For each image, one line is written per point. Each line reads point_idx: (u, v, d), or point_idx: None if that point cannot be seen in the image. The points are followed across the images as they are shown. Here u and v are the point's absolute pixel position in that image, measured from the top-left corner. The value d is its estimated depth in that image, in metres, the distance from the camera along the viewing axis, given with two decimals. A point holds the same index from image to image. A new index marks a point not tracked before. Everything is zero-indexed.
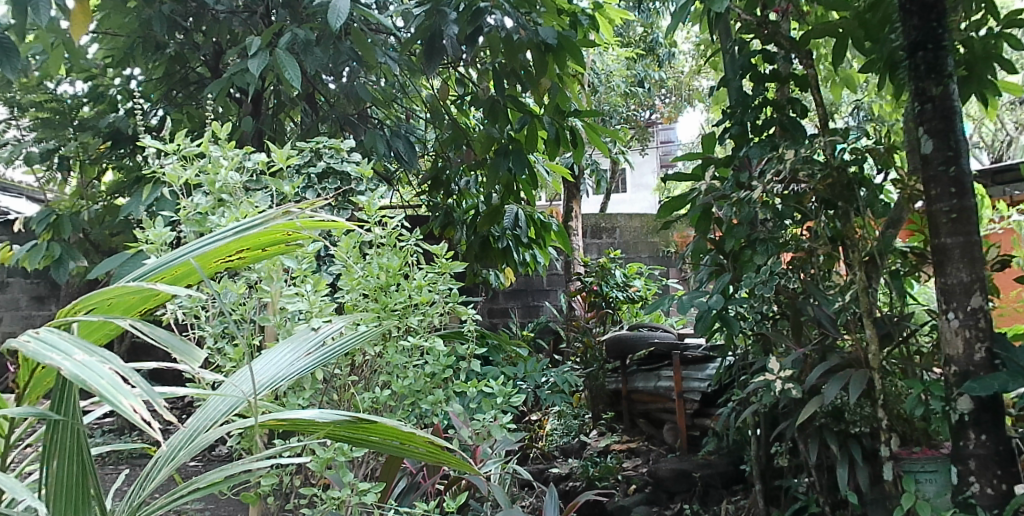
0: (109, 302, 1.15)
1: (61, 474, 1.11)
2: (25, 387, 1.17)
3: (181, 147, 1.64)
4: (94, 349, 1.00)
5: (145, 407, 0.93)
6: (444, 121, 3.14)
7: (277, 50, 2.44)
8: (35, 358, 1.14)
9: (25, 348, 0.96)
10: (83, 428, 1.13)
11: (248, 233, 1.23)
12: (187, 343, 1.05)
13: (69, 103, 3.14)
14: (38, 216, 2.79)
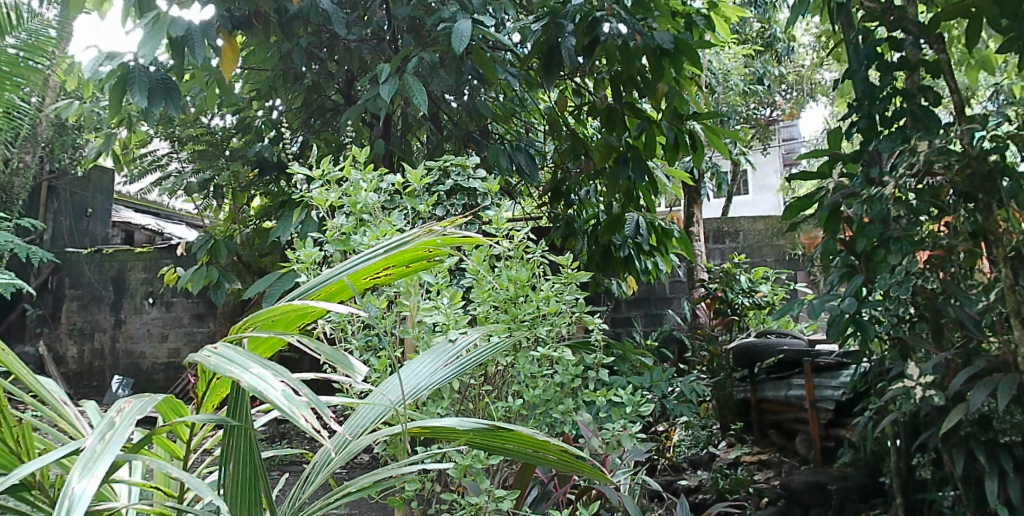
0: (272, 319, 1.24)
1: (236, 476, 1.21)
2: (204, 394, 1.29)
3: (325, 173, 1.73)
4: (267, 361, 1.09)
5: (315, 416, 1.00)
6: (562, 132, 3.19)
7: (405, 76, 2.56)
8: (213, 369, 1.25)
9: (207, 362, 1.06)
10: (256, 433, 1.22)
11: (396, 251, 1.29)
12: (349, 356, 1.12)
13: (221, 135, 3.42)
14: (197, 241, 3.09)
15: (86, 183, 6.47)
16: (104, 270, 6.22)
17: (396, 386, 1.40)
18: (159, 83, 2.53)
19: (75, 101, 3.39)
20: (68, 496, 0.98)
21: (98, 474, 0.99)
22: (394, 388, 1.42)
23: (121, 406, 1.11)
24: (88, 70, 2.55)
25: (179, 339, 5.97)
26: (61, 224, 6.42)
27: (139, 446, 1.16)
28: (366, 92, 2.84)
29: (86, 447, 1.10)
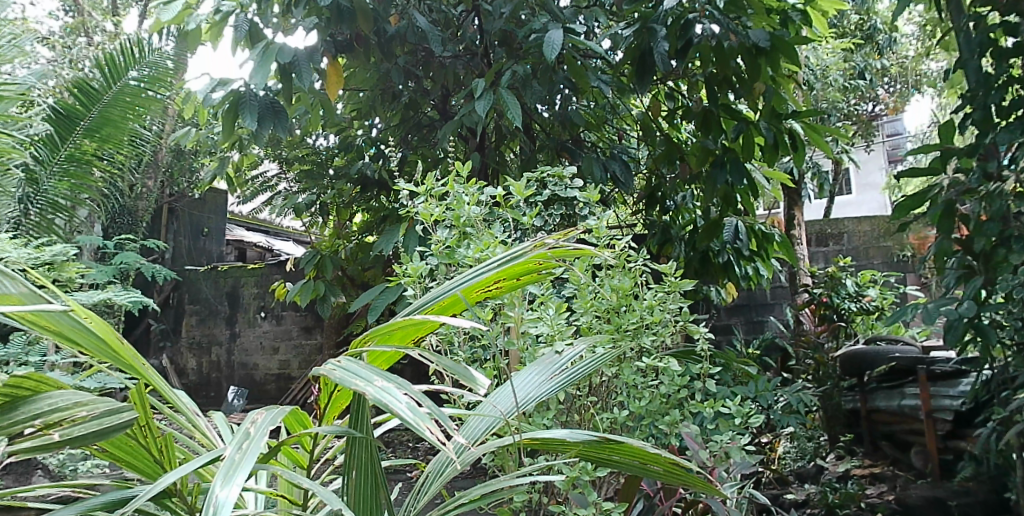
0: (389, 332, 1.28)
1: (358, 485, 1.25)
2: (325, 407, 1.34)
3: (430, 188, 1.77)
4: (388, 374, 1.13)
5: (439, 428, 1.03)
6: (657, 138, 3.16)
7: (500, 88, 2.59)
8: (335, 381, 1.30)
9: (332, 376, 1.10)
10: (377, 443, 1.26)
11: (508, 264, 1.31)
12: (470, 369, 1.14)
13: (325, 154, 3.56)
14: (305, 256, 3.23)
15: (202, 205, 6.84)
16: (220, 286, 6.55)
17: (506, 397, 1.42)
18: (268, 105, 2.65)
19: (192, 128, 3.59)
20: (212, 505, 1.04)
21: (238, 483, 1.05)
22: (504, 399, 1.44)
23: (254, 417, 1.16)
24: (202, 96, 2.66)
25: (289, 351, 6.22)
26: (180, 244, 6.82)
27: (268, 456, 1.21)
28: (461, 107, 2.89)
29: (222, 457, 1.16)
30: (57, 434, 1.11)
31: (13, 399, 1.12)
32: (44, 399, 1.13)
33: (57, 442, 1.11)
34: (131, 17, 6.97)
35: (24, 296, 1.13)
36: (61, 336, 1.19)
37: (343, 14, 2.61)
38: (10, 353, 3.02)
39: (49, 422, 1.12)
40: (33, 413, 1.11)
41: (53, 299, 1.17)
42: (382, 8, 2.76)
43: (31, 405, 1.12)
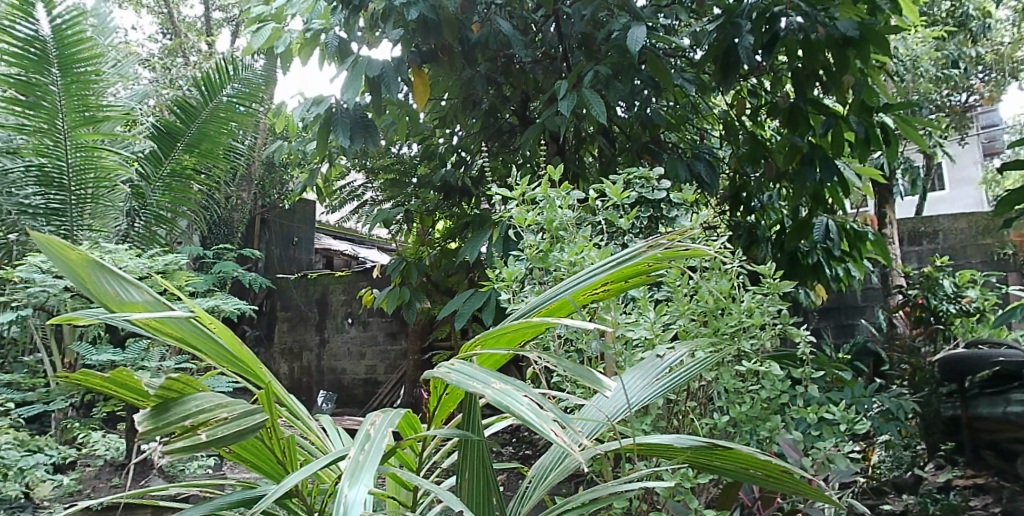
0: (500, 336, 1.30)
1: (472, 490, 1.31)
2: (435, 408, 1.36)
3: (522, 193, 1.78)
4: (504, 377, 1.18)
5: (562, 430, 1.09)
6: (741, 138, 3.08)
7: (582, 90, 2.57)
8: (445, 384, 1.33)
9: (449, 379, 1.16)
10: (486, 445, 1.32)
11: (620, 267, 1.30)
12: (592, 372, 1.18)
13: (409, 164, 3.63)
14: (391, 263, 3.29)
15: (292, 215, 7.02)
16: (309, 293, 6.74)
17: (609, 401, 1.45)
18: (359, 120, 2.72)
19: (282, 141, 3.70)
20: (341, 505, 1.10)
21: (365, 485, 1.11)
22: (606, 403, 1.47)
23: (372, 420, 1.22)
24: (297, 116, 2.76)
25: (376, 356, 6.38)
26: (272, 252, 7.04)
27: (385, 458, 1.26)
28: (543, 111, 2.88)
29: (343, 458, 1.22)
30: (204, 434, 1.15)
31: (163, 401, 1.17)
32: (190, 400, 1.18)
33: (205, 441, 1.15)
34: (222, 35, 7.23)
35: (147, 303, 1.21)
36: (186, 343, 1.24)
37: (430, 27, 2.64)
38: (126, 356, 3.14)
39: (197, 422, 1.16)
40: (182, 413, 1.16)
41: (176, 306, 1.24)
42: (465, 16, 2.77)
43: (179, 406, 1.17)
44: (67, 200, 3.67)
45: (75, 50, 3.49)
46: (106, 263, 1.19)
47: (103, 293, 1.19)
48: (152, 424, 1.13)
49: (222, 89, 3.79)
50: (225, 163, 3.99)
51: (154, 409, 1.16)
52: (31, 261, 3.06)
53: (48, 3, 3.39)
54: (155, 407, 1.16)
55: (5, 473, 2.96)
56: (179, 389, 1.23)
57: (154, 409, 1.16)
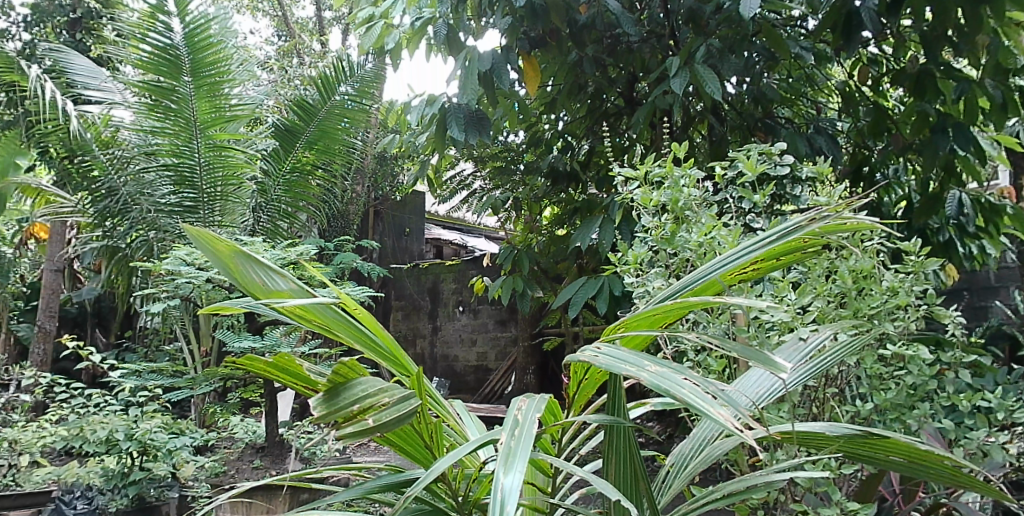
0: (649, 319, 1.28)
1: (620, 474, 1.32)
2: (576, 392, 1.36)
3: (644, 174, 1.74)
4: (657, 360, 1.17)
5: (733, 415, 1.07)
6: (861, 110, 2.92)
7: (695, 65, 2.48)
8: (586, 367, 1.33)
9: (598, 362, 1.16)
10: (632, 431, 1.32)
11: (780, 242, 1.24)
12: (761, 353, 1.15)
13: (517, 152, 3.62)
14: (502, 253, 3.30)
15: (403, 205, 7.14)
16: (422, 281, 6.87)
17: (759, 383, 1.42)
18: (472, 114, 2.75)
19: (392, 134, 3.77)
20: (497, 492, 1.11)
21: (519, 471, 1.12)
22: (755, 385, 1.44)
23: (518, 404, 1.24)
24: (413, 115, 2.81)
25: (486, 343, 6.50)
26: (386, 243, 7.17)
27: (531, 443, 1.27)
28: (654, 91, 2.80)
29: (490, 443, 1.24)
30: (371, 419, 1.18)
31: (332, 386, 1.20)
32: (356, 384, 1.21)
33: (373, 426, 1.18)
34: (334, 34, 7.49)
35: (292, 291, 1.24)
36: (326, 329, 1.29)
37: (537, 11, 2.61)
38: (265, 343, 3.15)
39: (363, 408, 1.19)
40: (351, 398, 1.19)
41: (317, 293, 1.27)
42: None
43: (347, 390, 1.20)
44: (198, 198, 3.88)
45: (202, 55, 3.70)
46: (252, 252, 1.23)
47: (251, 282, 1.24)
48: (326, 409, 1.16)
49: (337, 87, 3.91)
50: (342, 159, 4.10)
51: (325, 394, 1.18)
52: (175, 254, 3.24)
53: (182, 12, 3.61)
54: (325, 392, 1.19)
55: (155, 454, 3.17)
56: (340, 374, 1.23)
57: (325, 394, 1.18)
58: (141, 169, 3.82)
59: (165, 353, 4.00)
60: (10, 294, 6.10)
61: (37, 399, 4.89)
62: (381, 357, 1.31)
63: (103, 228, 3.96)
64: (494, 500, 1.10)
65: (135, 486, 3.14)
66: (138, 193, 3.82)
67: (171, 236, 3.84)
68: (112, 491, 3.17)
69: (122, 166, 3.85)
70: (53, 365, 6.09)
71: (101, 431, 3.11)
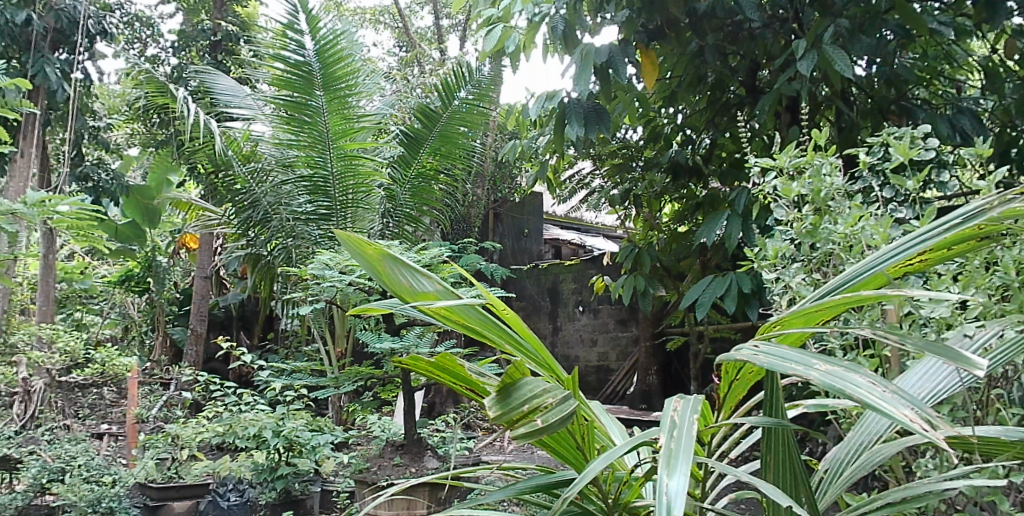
0: (809, 317, 1.25)
1: (779, 477, 1.29)
2: (727, 393, 1.35)
3: (784, 164, 1.69)
4: (823, 359, 1.16)
5: (918, 414, 1.04)
6: (1011, 86, 2.70)
7: (824, 47, 2.37)
8: (739, 366, 1.31)
9: (759, 362, 1.16)
10: (792, 434, 1.30)
11: (958, 230, 1.17)
12: (946, 349, 1.12)
13: (635, 150, 3.56)
14: (623, 251, 3.25)
15: (522, 208, 7.20)
16: (542, 282, 6.90)
17: (918, 385, 1.38)
18: (592, 110, 2.74)
19: (512, 138, 3.81)
20: (663, 495, 1.11)
21: (685, 473, 1.12)
22: (914, 387, 1.40)
23: (674, 405, 1.24)
24: (531, 112, 2.79)
25: (607, 343, 6.44)
26: (507, 245, 7.24)
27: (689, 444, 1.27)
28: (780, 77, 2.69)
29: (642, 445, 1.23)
30: (541, 420, 1.19)
31: (504, 387, 1.22)
32: (524, 385, 1.23)
33: (542, 427, 1.19)
34: (452, 41, 7.65)
35: (439, 292, 1.28)
36: (473, 330, 1.34)
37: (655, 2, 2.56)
38: (405, 343, 3.17)
39: (532, 408, 1.20)
40: (521, 399, 1.21)
41: (462, 295, 1.30)
42: None
43: (517, 391, 1.22)
44: (333, 205, 4.05)
45: (333, 68, 3.87)
46: (399, 256, 1.28)
47: (399, 283, 1.29)
48: (501, 410, 1.18)
49: (457, 92, 3.99)
50: (463, 163, 4.17)
51: (498, 395, 1.21)
52: (319, 259, 3.38)
53: (312, 29, 3.80)
54: (498, 393, 1.22)
55: (300, 450, 3.33)
56: (511, 377, 1.28)
57: (498, 395, 1.21)
58: (279, 181, 4.03)
59: (304, 354, 4.20)
60: (166, 300, 6.58)
61: (190, 398, 5.24)
62: (530, 360, 1.34)
63: (248, 237, 4.22)
64: (660, 504, 1.10)
65: (283, 481, 3.32)
66: (277, 204, 4.03)
67: (310, 244, 4.02)
68: (262, 484, 3.37)
69: (262, 179, 4.07)
70: (205, 366, 6.52)
71: (252, 428, 3.30)
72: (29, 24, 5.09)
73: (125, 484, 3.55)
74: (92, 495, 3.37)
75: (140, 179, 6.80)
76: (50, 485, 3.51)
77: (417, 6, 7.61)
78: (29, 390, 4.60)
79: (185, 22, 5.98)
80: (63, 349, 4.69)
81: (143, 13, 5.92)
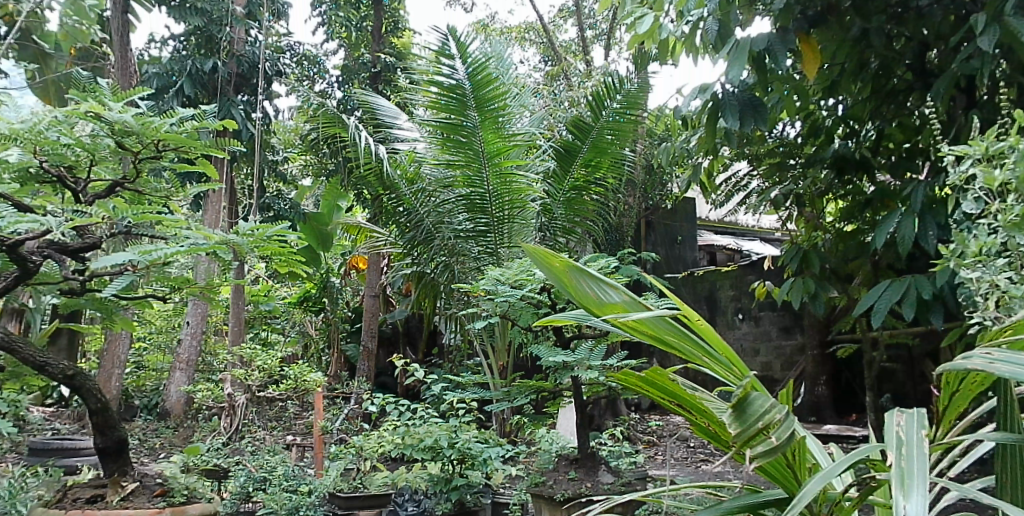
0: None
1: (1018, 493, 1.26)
2: (945, 409, 1.36)
3: (988, 149, 1.59)
4: None
5: None
6: None
7: (1010, 18, 2.15)
8: (960, 377, 1.30)
9: (997, 371, 1.10)
10: None
11: None
12: None
13: (789, 147, 3.33)
14: (789, 252, 3.06)
15: (673, 213, 7.10)
16: (698, 289, 6.71)
17: None
18: (748, 101, 2.63)
19: (664, 142, 3.73)
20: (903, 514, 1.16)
21: (921, 493, 1.16)
22: None
23: (897, 420, 1.28)
24: (683, 105, 2.75)
25: (770, 353, 6.17)
26: (660, 253, 7.11)
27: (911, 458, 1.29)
28: (959, 55, 2.46)
29: (867, 455, 1.30)
30: (775, 437, 1.24)
31: (737, 403, 1.26)
32: (756, 400, 1.26)
33: (777, 444, 1.23)
34: (596, 52, 7.64)
35: (627, 305, 1.40)
36: (660, 339, 1.43)
37: None
38: (577, 355, 3.16)
39: (767, 425, 1.23)
40: (757, 415, 1.24)
41: (649, 306, 1.41)
42: None
43: (750, 407, 1.25)
44: (491, 222, 4.14)
45: (486, 90, 3.96)
46: (585, 268, 1.41)
47: (585, 295, 1.42)
48: (740, 429, 1.23)
49: (606, 102, 3.99)
50: (615, 172, 4.13)
51: (734, 412, 1.25)
52: (490, 275, 3.45)
53: (464, 54, 3.94)
54: (733, 409, 1.26)
55: (472, 463, 3.45)
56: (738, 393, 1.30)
57: (734, 412, 1.25)
58: (441, 201, 4.17)
59: (468, 367, 4.30)
60: (340, 318, 6.99)
61: (366, 412, 5.50)
62: (714, 367, 1.43)
63: (413, 256, 4.39)
64: None
65: (456, 492, 3.41)
66: (440, 223, 4.18)
67: (470, 261, 4.17)
68: (437, 495, 3.47)
69: (425, 199, 4.24)
70: (376, 380, 6.85)
71: (428, 441, 3.41)
72: (216, 71, 5.70)
73: (317, 493, 3.77)
74: (291, 503, 3.60)
75: (313, 207, 7.27)
76: (255, 493, 3.79)
77: (560, 20, 7.69)
78: (233, 405, 5.01)
79: (347, 57, 6.36)
80: (261, 367, 5.08)
81: (310, 52, 6.37)
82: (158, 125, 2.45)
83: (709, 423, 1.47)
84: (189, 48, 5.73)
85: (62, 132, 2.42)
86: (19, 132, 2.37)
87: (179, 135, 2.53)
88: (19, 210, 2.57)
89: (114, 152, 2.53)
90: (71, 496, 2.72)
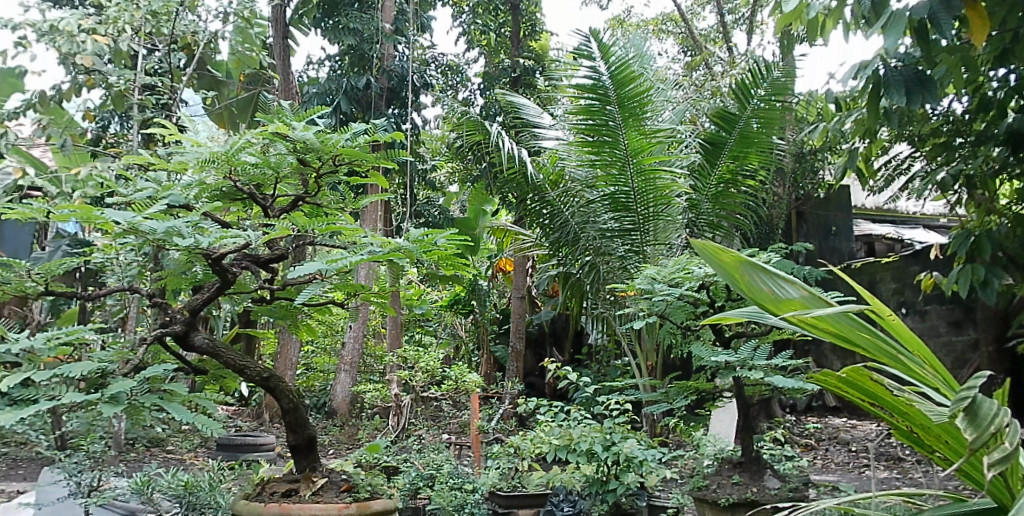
0: None
1: None
2: None
3: None
4: None
5: None
6: None
7: None
8: None
9: None
10: None
11: None
12: None
13: (958, 125, 3.08)
14: (956, 238, 2.80)
15: (828, 202, 6.71)
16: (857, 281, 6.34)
17: None
18: (914, 78, 2.46)
19: (816, 127, 3.54)
20: None
21: None
22: None
23: None
24: (843, 83, 2.60)
25: (938, 349, 5.80)
26: (814, 244, 6.79)
27: None
28: None
29: None
30: (1010, 443, 1.23)
31: (968, 407, 1.25)
32: (986, 403, 1.24)
33: (1012, 451, 1.23)
34: (740, 37, 7.35)
35: (809, 302, 1.38)
36: (844, 338, 1.39)
37: None
38: (739, 355, 3.08)
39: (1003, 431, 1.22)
40: (992, 420, 1.23)
41: (827, 301, 1.39)
42: None
43: (982, 411, 1.24)
44: (636, 220, 4.11)
45: (628, 88, 3.93)
46: (758, 264, 1.41)
47: (759, 292, 1.42)
48: (978, 434, 1.22)
49: (752, 91, 3.86)
50: (766, 163, 3.98)
51: (966, 417, 1.24)
52: (646, 274, 3.40)
53: (605, 54, 3.90)
54: (964, 413, 1.25)
55: (628, 465, 3.42)
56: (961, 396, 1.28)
57: (966, 417, 1.24)
58: (586, 201, 4.19)
59: (618, 366, 4.28)
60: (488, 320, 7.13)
61: (518, 412, 5.59)
62: (898, 367, 1.40)
63: (558, 257, 4.40)
64: None
65: (612, 494, 3.40)
66: (584, 223, 4.19)
67: (616, 260, 4.14)
68: (592, 496, 3.47)
69: (569, 199, 4.25)
70: (526, 381, 6.95)
71: (582, 444, 3.44)
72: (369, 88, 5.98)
73: (480, 490, 3.87)
74: (457, 500, 3.70)
75: (460, 212, 7.45)
76: (423, 490, 3.93)
77: (698, 8, 7.50)
78: (399, 405, 5.25)
79: (488, 65, 6.46)
80: (425, 368, 5.28)
81: (452, 61, 6.55)
82: (334, 141, 2.61)
83: (910, 426, 1.45)
84: (343, 67, 6.04)
85: (250, 153, 2.62)
86: (218, 156, 2.63)
87: (351, 150, 2.67)
88: (220, 226, 2.82)
89: (296, 169, 2.69)
90: (268, 489, 2.87)
